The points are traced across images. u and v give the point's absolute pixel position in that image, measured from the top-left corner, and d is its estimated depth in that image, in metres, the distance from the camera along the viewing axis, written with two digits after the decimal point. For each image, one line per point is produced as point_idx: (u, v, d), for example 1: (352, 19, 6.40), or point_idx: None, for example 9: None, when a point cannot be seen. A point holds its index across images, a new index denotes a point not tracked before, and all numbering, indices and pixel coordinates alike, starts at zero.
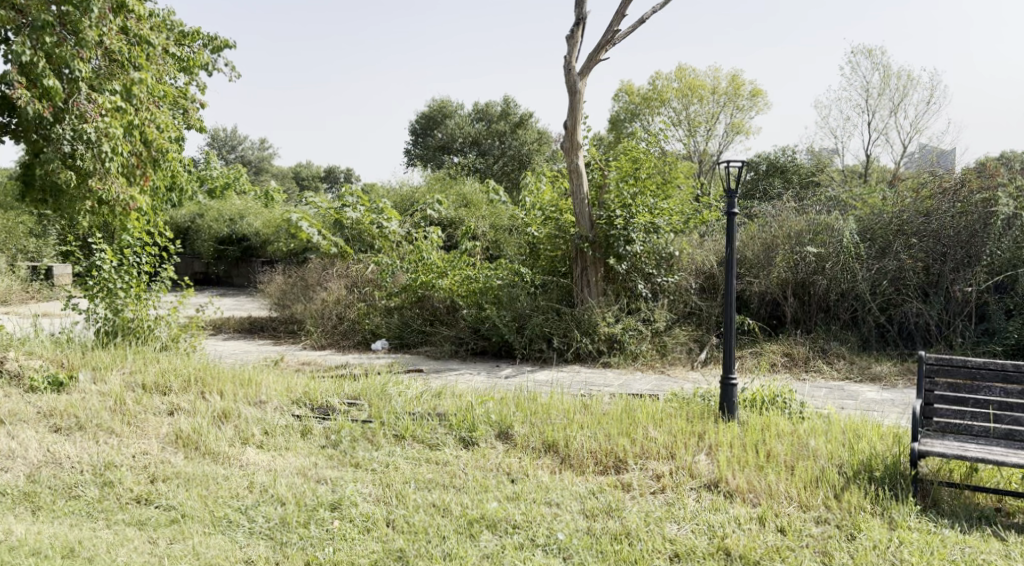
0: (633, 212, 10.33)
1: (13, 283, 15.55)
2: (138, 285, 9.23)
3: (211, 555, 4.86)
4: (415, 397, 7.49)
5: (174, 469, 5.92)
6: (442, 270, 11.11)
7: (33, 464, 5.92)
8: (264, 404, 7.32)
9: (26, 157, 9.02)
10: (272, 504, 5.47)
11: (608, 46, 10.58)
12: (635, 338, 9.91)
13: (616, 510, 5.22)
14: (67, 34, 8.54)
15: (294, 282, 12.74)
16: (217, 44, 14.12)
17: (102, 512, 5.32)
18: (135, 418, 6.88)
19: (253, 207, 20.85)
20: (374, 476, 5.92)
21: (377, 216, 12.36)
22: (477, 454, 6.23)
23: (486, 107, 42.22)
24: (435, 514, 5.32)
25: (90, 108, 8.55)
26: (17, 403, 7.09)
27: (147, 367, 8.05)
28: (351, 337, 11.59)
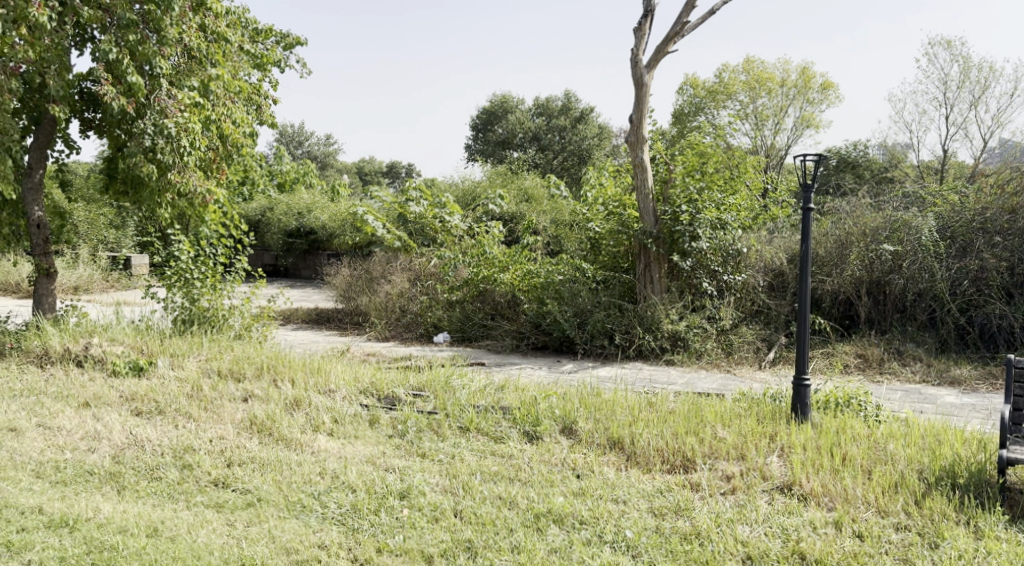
0: (700, 207, 10.18)
1: (94, 272, 16.11)
2: (213, 276, 9.48)
3: (286, 539, 4.99)
4: (479, 390, 7.55)
5: (250, 454, 6.08)
6: (503, 265, 11.17)
7: (117, 446, 6.14)
8: (333, 393, 7.45)
9: (109, 151, 9.40)
10: (344, 491, 5.59)
11: (677, 38, 10.49)
12: (699, 337, 9.80)
13: (685, 509, 5.19)
14: (150, 32, 8.80)
15: (359, 274, 12.94)
16: (289, 41, 14.38)
17: (182, 493, 5.50)
18: (211, 403, 7.09)
19: (320, 201, 21.26)
20: (441, 467, 5.99)
21: (440, 210, 12.41)
22: (542, 448, 6.25)
23: (547, 102, 42.24)
24: (502, 507, 5.37)
25: (170, 104, 8.81)
26: (101, 387, 7.36)
27: (222, 355, 8.27)
28: (414, 329, 11.81)
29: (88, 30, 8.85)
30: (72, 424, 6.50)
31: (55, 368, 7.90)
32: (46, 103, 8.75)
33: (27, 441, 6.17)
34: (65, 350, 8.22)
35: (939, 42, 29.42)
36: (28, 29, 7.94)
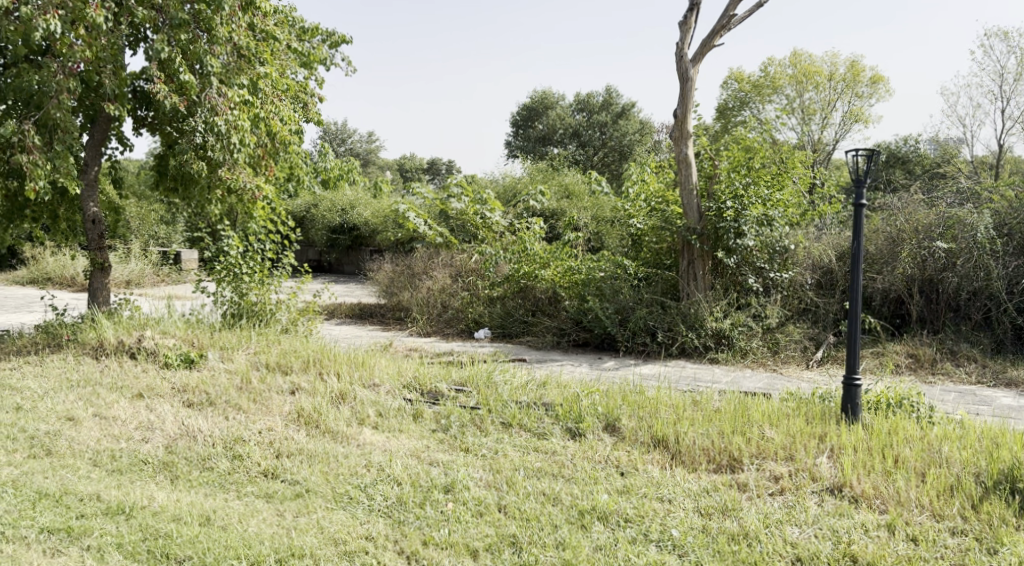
0: (746, 203, 10.01)
1: (146, 267, 16.46)
2: (261, 271, 9.62)
3: (334, 530, 5.05)
4: (521, 386, 7.56)
5: (297, 445, 6.16)
6: (545, 261, 11.20)
7: (170, 436, 6.27)
8: (377, 387, 7.52)
9: (161, 148, 9.66)
10: (390, 483, 5.64)
11: (723, 31, 10.39)
12: (744, 335, 9.70)
13: (732, 510, 5.16)
14: (201, 32, 8.92)
15: (401, 270, 13.04)
16: (334, 39, 14.50)
17: (233, 484, 5.59)
18: (260, 395, 7.20)
19: (363, 198, 21.47)
20: (484, 462, 6.02)
21: (481, 207, 12.43)
22: (585, 445, 6.24)
23: (588, 97, 41.98)
24: (546, 503, 5.38)
25: (221, 102, 8.86)
26: (154, 379, 7.52)
27: (269, 349, 8.38)
28: (455, 325, 11.87)
29: (141, 30, 9.03)
30: (126, 414, 6.65)
31: (110, 360, 8.08)
32: (102, 102, 8.94)
33: (84, 430, 6.32)
34: (119, 342, 8.39)
35: (996, 34, 28.65)
36: (85, 29, 8.11)
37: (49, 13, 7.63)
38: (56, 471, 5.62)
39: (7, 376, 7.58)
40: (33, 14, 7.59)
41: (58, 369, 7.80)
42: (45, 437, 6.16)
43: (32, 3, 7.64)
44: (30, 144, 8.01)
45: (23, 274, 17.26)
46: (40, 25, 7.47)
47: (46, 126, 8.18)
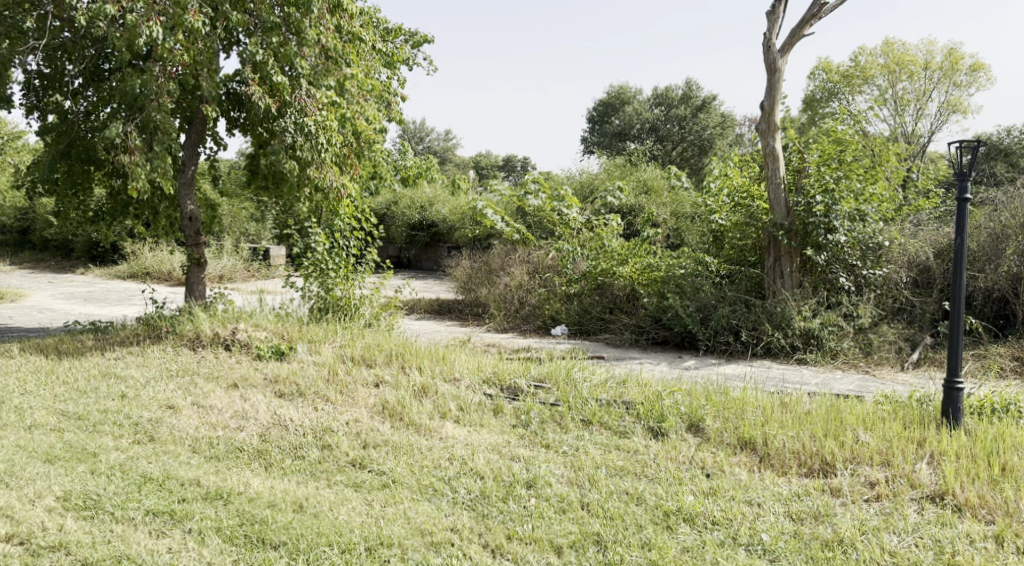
0: (837, 198, 9.70)
1: (237, 263, 17.04)
2: (346, 266, 9.82)
3: (420, 521, 5.11)
4: (600, 384, 7.51)
5: (383, 436, 6.26)
6: (623, 257, 11.05)
7: (263, 425, 6.44)
8: (458, 382, 7.56)
9: (252, 149, 9.96)
10: (473, 477, 5.67)
11: (814, 20, 10.12)
12: (834, 335, 9.44)
13: (826, 515, 5.03)
14: (290, 35, 9.14)
15: (479, 266, 13.09)
16: (417, 39, 14.65)
17: (323, 472, 5.71)
18: (346, 387, 7.34)
19: (442, 195, 21.69)
20: (566, 458, 5.99)
21: (558, 203, 12.38)
22: (668, 445, 6.15)
23: (666, 91, 41.62)
24: (629, 502, 5.33)
25: (310, 103, 9.17)
26: (248, 369, 7.74)
27: (354, 342, 8.51)
28: (532, 321, 11.89)
29: (235, 33, 9.33)
30: (222, 403, 6.85)
31: (206, 351, 8.34)
32: (198, 104, 9.26)
33: (183, 418, 6.54)
34: (215, 334, 8.66)
35: None
36: (184, 34, 8.41)
37: (151, 19, 7.93)
38: (158, 456, 5.82)
39: (110, 365, 7.91)
40: (137, 21, 7.89)
41: (158, 359, 8.09)
42: (148, 423, 6.39)
43: (136, 10, 7.94)
44: (132, 145, 8.32)
45: (124, 269, 18.00)
46: (144, 31, 7.76)
47: (148, 127, 8.50)
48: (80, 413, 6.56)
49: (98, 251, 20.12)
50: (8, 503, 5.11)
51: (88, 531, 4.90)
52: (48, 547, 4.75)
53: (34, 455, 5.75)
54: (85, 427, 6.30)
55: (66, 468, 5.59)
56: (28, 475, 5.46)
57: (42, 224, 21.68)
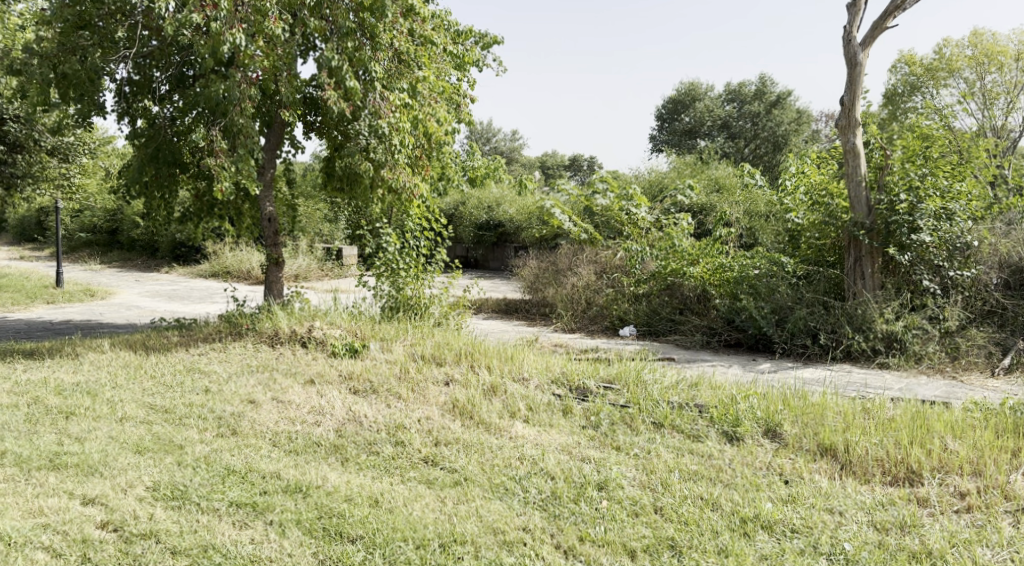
0: (922, 196, 9.44)
1: (312, 262, 17.36)
2: (417, 266, 9.91)
3: (492, 519, 5.13)
4: (672, 386, 7.38)
5: (454, 434, 6.28)
6: (694, 257, 10.86)
7: (339, 421, 6.52)
8: (526, 382, 7.54)
9: (328, 151, 10.15)
10: (544, 477, 5.64)
11: (897, 12, 9.81)
12: (918, 339, 9.11)
13: (912, 526, 4.90)
14: (365, 39, 9.26)
15: (546, 266, 13.03)
16: (486, 40, 14.68)
17: (397, 468, 5.76)
18: (418, 385, 7.38)
19: (509, 195, 21.73)
20: (638, 461, 5.91)
21: (627, 203, 12.28)
22: (744, 450, 6.02)
23: (739, 87, 41.17)
24: (704, 507, 5.24)
25: (383, 106, 9.27)
26: (323, 366, 7.86)
27: (425, 341, 8.54)
28: (599, 322, 11.75)
29: (312, 39, 9.51)
30: (300, 399, 6.96)
31: (284, 348, 8.50)
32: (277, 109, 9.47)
33: (263, 413, 6.66)
34: (292, 332, 8.81)
35: None
36: (265, 41, 8.65)
37: (235, 27, 8.15)
38: (241, 449, 5.94)
39: (194, 361, 8.11)
40: (221, 29, 8.10)
41: (239, 355, 8.27)
42: (230, 417, 6.53)
43: (219, 18, 8.14)
44: (217, 148, 8.57)
45: (206, 268, 18.50)
46: (227, 39, 7.97)
47: (231, 131, 8.72)
48: (167, 407, 6.73)
49: (180, 251, 20.74)
50: (102, 491, 5.27)
51: (176, 520, 5.03)
52: (139, 535, 4.89)
53: (125, 446, 5.92)
54: (172, 420, 6.47)
55: (155, 459, 5.74)
56: (120, 466, 5.62)
57: (130, 225, 22.48)
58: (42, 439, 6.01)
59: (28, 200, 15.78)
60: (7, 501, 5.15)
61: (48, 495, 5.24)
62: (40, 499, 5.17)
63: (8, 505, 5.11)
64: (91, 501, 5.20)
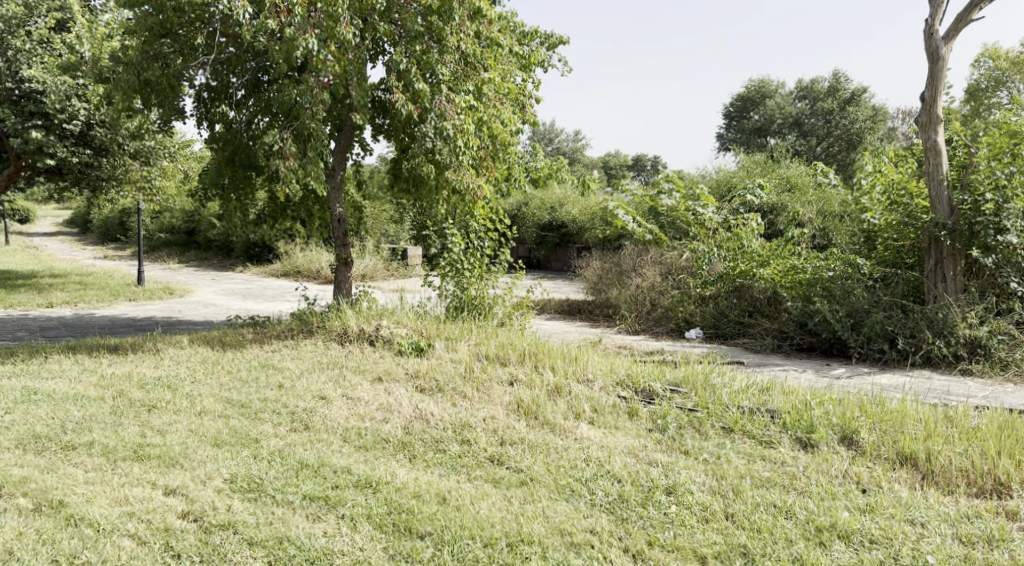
0: (1009, 196, 9.08)
1: (378, 262, 17.58)
2: (481, 266, 9.89)
3: (559, 520, 5.10)
4: (742, 390, 7.21)
5: (520, 434, 6.24)
6: (764, 259, 10.76)
7: (406, 418, 6.55)
8: (591, 383, 7.47)
9: (395, 153, 10.28)
10: (610, 480, 5.57)
11: (982, 4, 9.44)
12: (1004, 345, 8.80)
13: (1001, 540, 4.84)
14: (433, 42, 9.30)
15: (610, 267, 12.88)
16: (552, 41, 14.62)
17: (463, 467, 5.76)
18: (483, 384, 7.37)
19: (572, 196, 21.68)
20: (707, 466, 5.78)
21: (693, 203, 12.12)
22: (819, 457, 5.85)
23: (811, 84, 40.36)
24: (778, 515, 5.14)
25: (449, 108, 9.31)
26: (389, 364, 7.91)
27: (489, 341, 8.53)
28: (664, 324, 11.55)
29: (381, 43, 9.64)
30: (369, 396, 7.02)
31: (353, 346, 8.59)
32: (348, 111, 9.58)
33: (334, 408, 6.73)
34: (360, 330, 8.91)
35: None
36: (337, 46, 8.72)
37: (308, 33, 8.26)
38: (313, 444, 6.01)
39: (269, 357, 8.25)
40: (295, 35, 8.20)
41: (310, 352, 8.38)
42: (303, 413, 6.61)
43: (294, 24, 8.31)
44: (289, 151, 8.73)
45: (278, 267, 18.86)
46: (301, 44, 8.09)
47: (302, 135, 8.91)
48: (243, 401, 6.85)
49: (253, 250, 21.19)
50: (183, 482, 5.38)
51: (253, 512, 5.10)
52: (218, 525, 4.99)
53: (204, 439, 6.04)
54: (248, 414, 6.58)
55: (232, 452, 5.84)
56: (199, 458, 5.73)
57: (205, 226, 23.07)
58: (126, 430, 6.18)
59: (112, 201, 16.32)
60: (95, 489, 5.29)
61: (134, 485, 5.37)
62: (126, 488, 5.30)
63: (96, 493, 5.25)
64: (172, 492, 5.32)
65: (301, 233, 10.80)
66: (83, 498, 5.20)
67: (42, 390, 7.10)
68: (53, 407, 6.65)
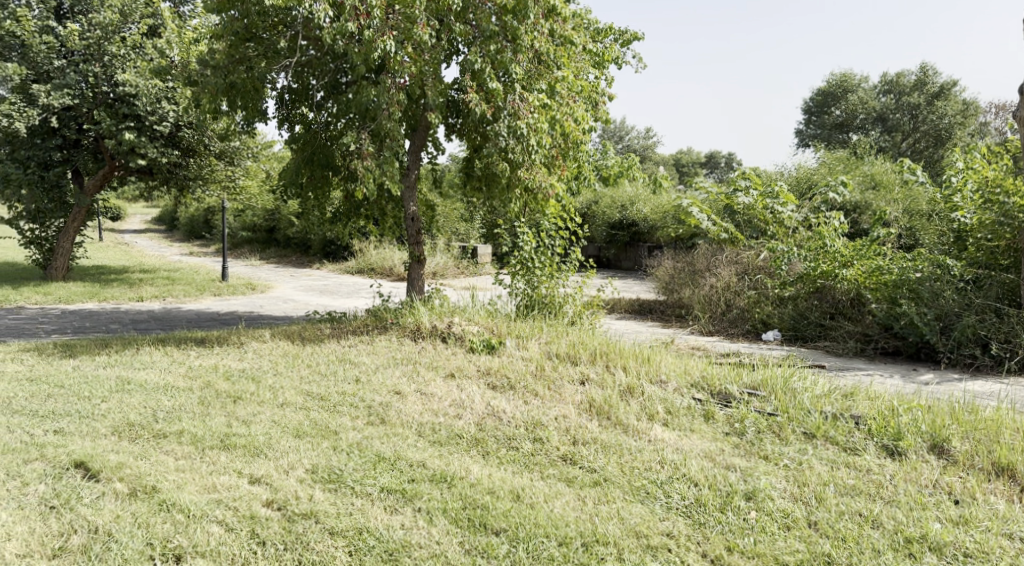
0: None
1: (448, 259, 17.72)
2: (552, 265, 9.82)
3: (635, 522, 5.01)
4: (824, 395, 7.00)
5: (592, 434, 6.18)
6: (847, 260, 10.32)
7: (479, 415, 6.54)
8: (665, 384, 7.37)
9: (467, 152, 10.33)
10: (687, 483, 5.46)
11: None
12: None
13: None
14: (507, 41, 9.24)
15: (683, 266, 12.62)
16: (626, 37, 14.46)
17: (536, 464, 5.72)
18: (555, 383, 7.33)
19: (643, 195, 21.51)
20: (788, 472, 5.62)
21: (771, 200, 11.79)
22: (907, 465, 5.64)
23: (896, 78, 39.22)
24: (864, 524, 4.98)
25: (522, 107, 9.28)
26: (462, 360, 7.93)
27: (560, 339, 8.49)
28: (740, 325, 11.30)
29: (456, 44, 9.67)
30: (442, 392, 7.05)
31: (425, 342, 8.65)
32: (423, 112, 9.63)
33: (409, 403, 6.77)
34: (433, 327, 8.96)
35: None
36: (413, 47, 8.88)
37: (386, 34, 8.38)
38: (390, 437, 6.06)
39: (345, 352, 8.35)
40: (373, 37, 8.36)
41: (384, 348, 8.46)
42: (379, 407, 6.67)
43: (372, 26, 8.44)
44: (366, 151, 8.85)
45: (352, 264, 19.17)
46: (379, 47, 8.24)
47: (378, 134, 8.98)
48: (322, 394, 6.95)
49: (329, 247, 21.56)
50: (267, 471, 5.48)
51: (333, 502, 5.16)
52: (301, 514, 5.05)
53: (286, 430, 6.15)
54: (327, 407, 6.67)
55: (313, 443, 5.93)
56: (283, 448, 5.83)
57: (285, 224, 23.57)
58: (214, 420, 6.32)
59: (197, 199, 16.81)
60: (185, 476, 5.42)
61: (220, 473, 5.49)
62: (214, 476, 5.42)
63: (185, 480, 5.38)
64: (257, 480, 5.41)
65: (376, 231, 10.92)
66: (174, 484, 5.33)
67: (134, 380, 7.33)
68: (144, 396, 6.86)
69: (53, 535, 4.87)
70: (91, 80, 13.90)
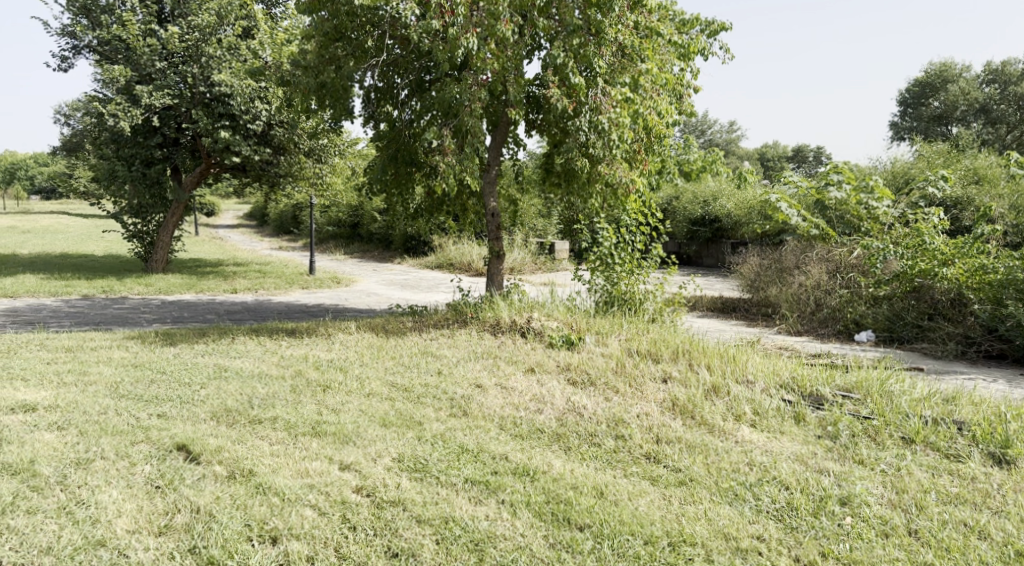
0: None
1: (527, 256, 17.71)
2: (632, 261, 9.68)
3: (723, 524, 4.89)
4: (923, 398, 6.70)
5: (676, 433, 6.05)
6: (947, 258, 9.89)
7: (560, 410, 6.49)
8: (752, 384, 7.17)
9: (547, 148, 10.32)
10: (777, 486, 5.30)
11: None
12: None
13: None
14: (590, 36, 9.17)
15: (770, 264, 12.26)
16: (714, 28, 14.15)
17: (619, 462, 5.64)
18: (637, 380, 7.23)
19: (727, 190, 21.08)
20: (886, 478, 5.39)
21: (866, 195, 11.42)
22: (1016, 475, 5.36)
23: (1002, 67, 37.50)
24: (969, 534, 4.76)
25: (604, 101, 9.19)
26: (541, 355, 7.89)
27: (640, 336, 8.37)
28: (829, 325, 10.93)
29: (538, 38, 9.62)
30: (523, 386, 7.02)
31: (505, 337, 8.64)
32: (504, 107, 9.64)
33: (491, 397, 6.77)
34: (513, 321, 8.95)
35: None
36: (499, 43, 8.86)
37: (469, 32, 8.36)
38: (472, 429, 6.06)
39: (427, 345, 8.41)
40: (458, 34, 8.36)
41: (465, 341, 8.49)
42: (461, 399, 6.69)
43: (457, 24, 8.43)
44: (447, 147, 8.91)
45: (432, 259, 19.34)
46: (463, 44, 8.22)
47: (462, 131, 9.01)
48: (407, 386, 7.01)
49: (410, 242, 21.80)
50: (357, 459, 5.55)
51: (419, 491, 5.19)
52: (388, 502, 5.10)
53: (373, 419, 6.21)
54: (411, 398, 6.73)
55: (398, 433, 5.98)
56: (371, 437, 5.90)
57: (368, 219, 23.93)
58: (304, 408, 6.44)
59: (287, 195, 17.20)
60: (278, 461, 5.54)
61: (312, 459, 5.58)
62: (305, 462, 5.52)
63: (279, 465, 5.49)
64: (347, 467, 5.49)
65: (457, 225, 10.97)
66: (269, 468, 5.45)
67: (230, 367, 7.54)
68: (239, 383, 7.04)
69: (159, 513, 5.03)
70: (190, 80, 14.34)
